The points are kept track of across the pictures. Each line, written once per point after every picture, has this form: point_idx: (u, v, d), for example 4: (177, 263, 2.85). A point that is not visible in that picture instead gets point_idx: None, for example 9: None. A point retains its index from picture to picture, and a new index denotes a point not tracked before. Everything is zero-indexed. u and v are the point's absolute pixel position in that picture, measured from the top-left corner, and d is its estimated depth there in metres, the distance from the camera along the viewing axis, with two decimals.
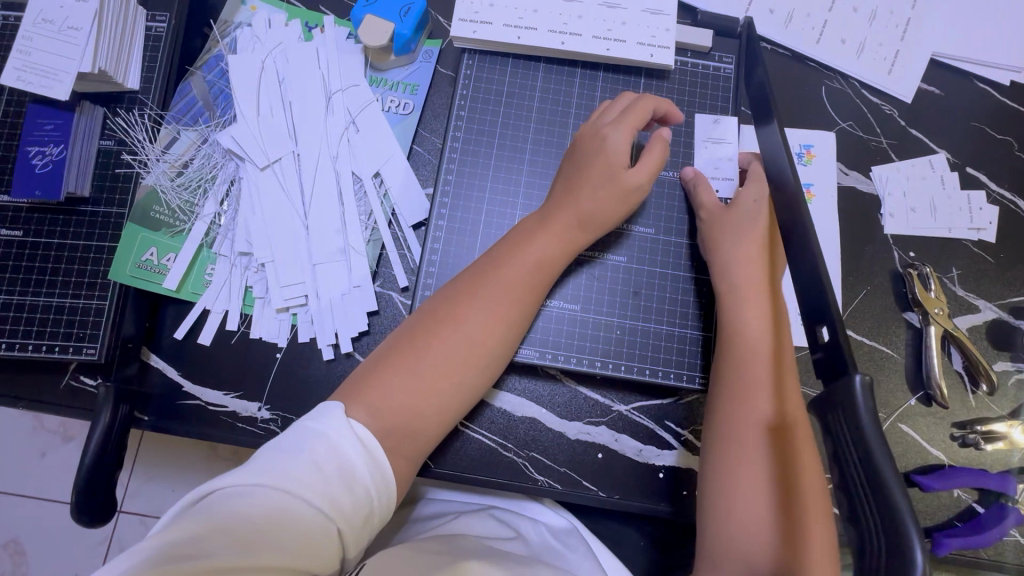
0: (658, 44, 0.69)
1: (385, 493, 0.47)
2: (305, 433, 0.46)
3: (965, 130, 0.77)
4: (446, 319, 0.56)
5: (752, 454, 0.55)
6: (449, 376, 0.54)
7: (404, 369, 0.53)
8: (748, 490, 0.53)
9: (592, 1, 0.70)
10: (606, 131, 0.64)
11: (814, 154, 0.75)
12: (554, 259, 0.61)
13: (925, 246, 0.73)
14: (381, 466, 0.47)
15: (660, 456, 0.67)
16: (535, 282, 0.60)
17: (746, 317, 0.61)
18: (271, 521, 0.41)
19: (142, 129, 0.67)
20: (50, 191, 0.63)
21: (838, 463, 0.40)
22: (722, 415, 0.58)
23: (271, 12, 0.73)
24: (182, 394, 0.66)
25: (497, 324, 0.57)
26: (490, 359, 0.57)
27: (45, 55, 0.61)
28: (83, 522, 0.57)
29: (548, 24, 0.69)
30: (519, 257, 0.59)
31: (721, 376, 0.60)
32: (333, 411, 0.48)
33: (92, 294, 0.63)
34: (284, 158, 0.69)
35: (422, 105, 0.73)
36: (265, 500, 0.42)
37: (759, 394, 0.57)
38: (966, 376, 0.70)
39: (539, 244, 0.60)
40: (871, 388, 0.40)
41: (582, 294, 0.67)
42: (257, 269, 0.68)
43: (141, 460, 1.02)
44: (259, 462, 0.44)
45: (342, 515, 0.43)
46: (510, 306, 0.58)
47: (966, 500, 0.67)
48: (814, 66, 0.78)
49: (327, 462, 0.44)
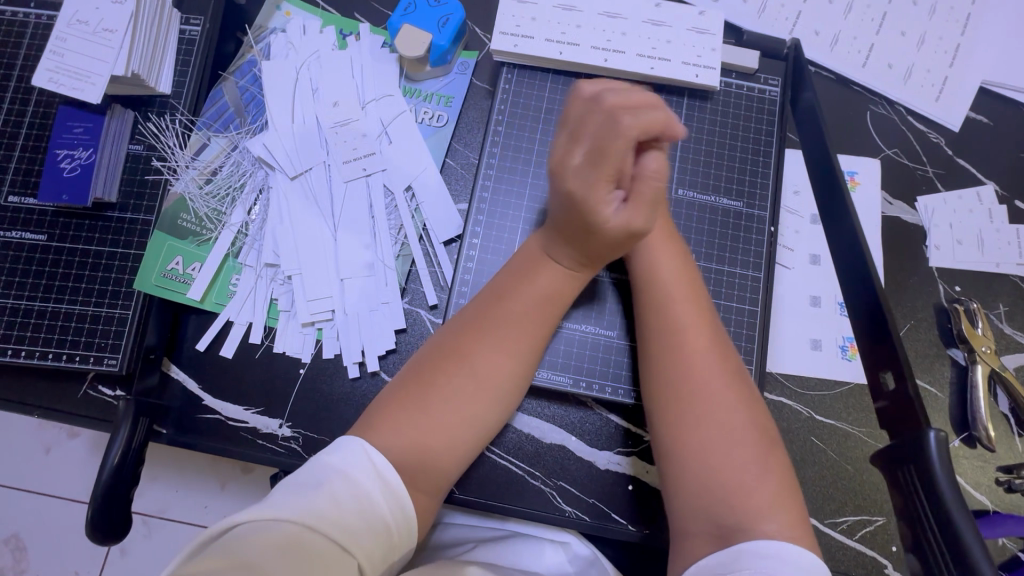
0: (703, 64, 0.68)
1: (406, 527, 0.45)
2: (319, 467, 0.44)
3: (1014, 163, 0.74)
4: (453, 355, 0.52)
5: (708, 400, 0.50)
6: (461, 416, 0.51)
7: (417, 411, 0.49)
8: (717, 439, 0.49)
9: (637, 17, 0.68)
10: (568, 183, 0.46)
11: (858, 181, 0.73)
12: (561, 291, 0.56)
13: (971, 281, 0.71)
14: (402, 498, 0.45)
15: (611, 461, 0.65)
16: (552, 298, 0.55)
17: (665, 251, 0.58)
18: (290, 555, 0.38)
19: (173, 134, 0.65)
20: (77, 195, 0.61)
21: (911, 525, 0.37)
22: (663, 351, 0.54)
23: (305, 19, 0.72)
24: (202, 408, 0.64)
25: (507, 360, 0.53)
26: (501, 392, 0.53)
27: (78, 56, 0.60)
28: (96, 540, 0.55)
29: (591, 39, 0.68)
30: (524, 292, 0.54)
31: (652, 311, 0.56)
32: (349, 445, 0.46)
33: (116, 304, 0.61)
34: (315, 168, 0.68)
35: (456, 119, 0.71)
36: (283, 533, 0.39)
37: (692, 323, 0.54)
38: (1012, 418, 0.67)
39: (542, 276, 0.55)
40: (949, 444, 0.37)
41: (595, 315, 0.65)
42: (284, 281, 0.66)
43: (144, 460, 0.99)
44: (272, 497, 0.41)
45: (362, 549, 0.41)
46: (520, 343, 0.53)
47: (1011, 548, 0.64)
48: (859, 91, 0.76)
49: (345, 495, 0.42)
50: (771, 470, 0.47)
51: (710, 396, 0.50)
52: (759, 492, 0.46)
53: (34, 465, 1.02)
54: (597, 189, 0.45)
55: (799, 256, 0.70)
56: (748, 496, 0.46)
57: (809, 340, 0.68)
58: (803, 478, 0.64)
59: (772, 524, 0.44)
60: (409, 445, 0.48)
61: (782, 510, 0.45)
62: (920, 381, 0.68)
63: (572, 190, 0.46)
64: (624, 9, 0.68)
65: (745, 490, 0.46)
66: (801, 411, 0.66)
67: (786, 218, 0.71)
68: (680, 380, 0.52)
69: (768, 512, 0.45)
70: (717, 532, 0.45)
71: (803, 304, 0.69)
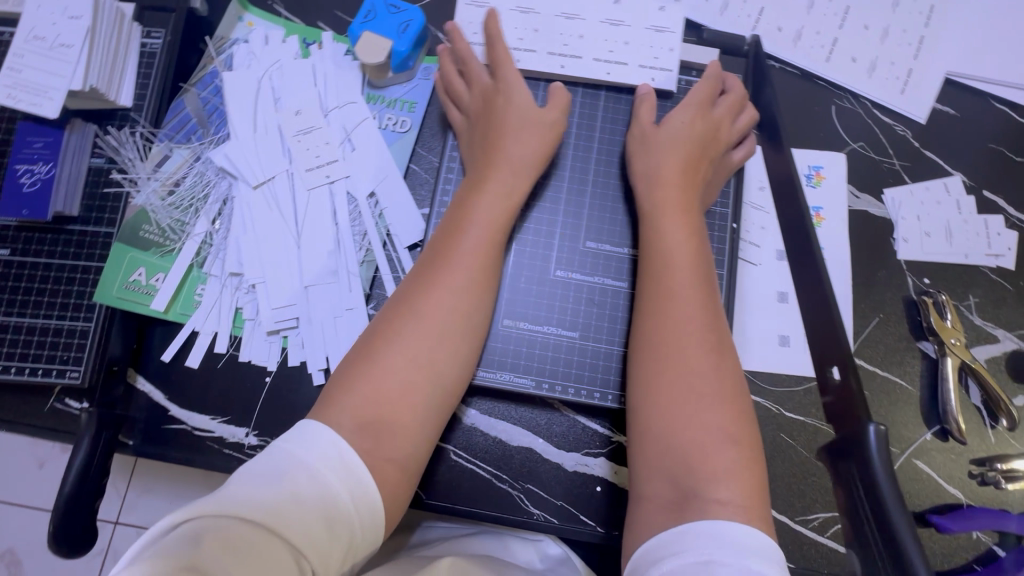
0: (659, 66, 0.68)
1: (370, 526, 0.44)
2: (283, 459, 0.43)
3: (982, 153, 0.74)
4: (407, 311, 0.52)
5: (682, 372, 0.52)
6: (424, 373, 0.51)
7: (376, 372, 0.49)
8: (686, 408, 0.51)
9: (594, 19, 0.69)
10: (502, 87, 0.63)
11: (824, 176, 0.73)
12: (500, 219, 0.58)
13: (940, 273, 0.71)
14: (367, 491, 0.44)
15: (590, 465, 0.64)
16: (494, 228, 0.58)
17: (671, 224, 0.59)
18: (238, 552, 0.37)
19: (133, 147, 0.66)
20: (38, 210, 0.62)
21: (855, 521, 0.37)
22: (649, 322, 0.56)
23: (268, 29, 0.72)
24: (168, 418, 0.64)
25: (462, 309, 0.54)
26: (460, 339, 0.54)
27: (37, 72, 0.61)
28: (61, 553, 0.55)
29: (549, 44, 0.68)
30: (467, 230, 0.57)
31: (651, 283, 0.58)
32: (314, 435, 0.45)
33: (78, 316, 0.61)
34: (278, 177, 0.68)
35: (420, 124, 0.71)
36: (233, 530, 0.38)
37: (683, 295, 0.56)
38: (984, 410, 0.67)
39: (479, 207, 0.58)
40: (888, 441, 0.37)
41: (557, 316, 0.65)
42: (248, 290, 0.66)
43: (139, 473, 0.99)
44: (230, 491, 0.41)
45: (316, 550, 0.40)
46: (478, 289, 0.55)
47: (986, 542, 0.64)
48: (823, 85, 0.76)
49: (303, 490, 0.41)
50: (734, 440, 0.49)
51: (683, 357, 0.53)
52: (719, 461, 0.48)
53: (17, 480, 1.02)
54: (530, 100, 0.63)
55: (766, 252, 0.70)
56: (705, 463, 0.48)
57: (777, 335, 0.68)
58: (772, 476, 0.64)
59: (725, 492, 0.46)
60: (372, 408, 0.48)
61: (738, 481, 0.47)
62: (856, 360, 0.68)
63: (514, 97, 0.63)
64: (581, 11, 0.69)
65: (705, 458, 0.48)
66: (769, 407, 0.65)
67: (751, 214, 0.71)
68: (661, 348, 0.54)
69: (723, 481, 0.47)
70: (673, 497, 0.48)
71: (770, 301, 0.69)
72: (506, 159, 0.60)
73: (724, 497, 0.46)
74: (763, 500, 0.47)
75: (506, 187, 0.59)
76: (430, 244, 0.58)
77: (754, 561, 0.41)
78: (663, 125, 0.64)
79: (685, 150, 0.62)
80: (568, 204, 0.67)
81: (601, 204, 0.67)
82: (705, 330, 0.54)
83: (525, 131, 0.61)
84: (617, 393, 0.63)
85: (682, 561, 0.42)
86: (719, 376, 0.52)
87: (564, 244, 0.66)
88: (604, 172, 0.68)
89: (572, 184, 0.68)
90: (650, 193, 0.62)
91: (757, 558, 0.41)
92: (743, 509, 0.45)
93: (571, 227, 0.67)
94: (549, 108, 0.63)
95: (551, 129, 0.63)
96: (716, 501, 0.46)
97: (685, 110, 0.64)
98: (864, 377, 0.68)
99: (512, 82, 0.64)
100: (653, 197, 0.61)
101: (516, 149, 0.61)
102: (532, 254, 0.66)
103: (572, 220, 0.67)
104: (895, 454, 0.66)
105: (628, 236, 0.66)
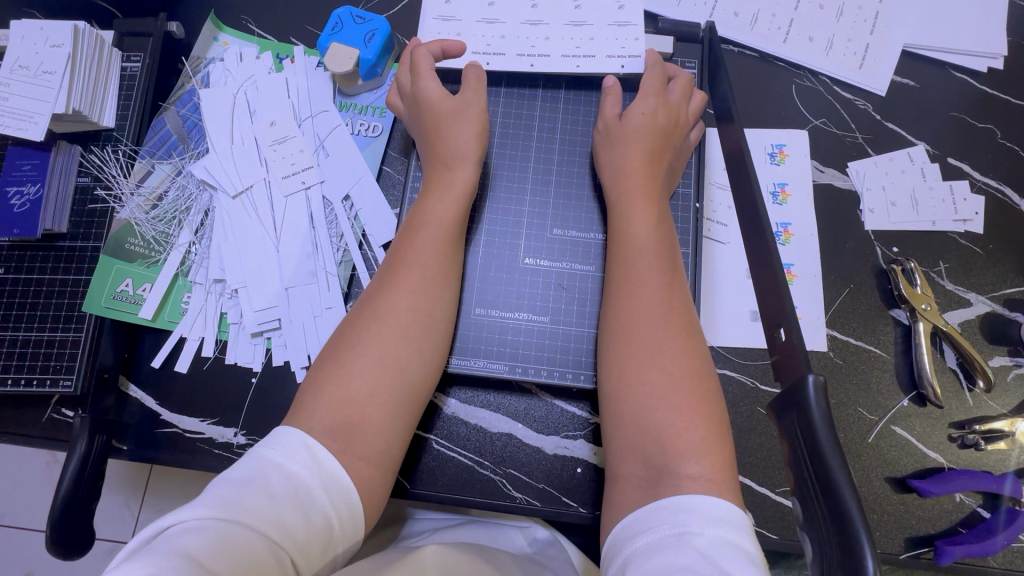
0: (628, 54, 0.69)
1: (348, 517, 0.46)
2: (259, 461, 0.45)
3: (945, 121, 0.75)
4: (370, 315, 0.55)
5: (644, 356, 0.54)
6: (390, 372, 0.53)
7: (342, 374, 0.51)
8: (647, 390, 0.52)
9: (559, 22, 0.71)
10: (417, 88, 0.64)
11: (787, 153, 0.74)
12: (453, 218, 0.61)
13: (909, 241, 0.71)
14: (339, 480, 0.46)
15: (571, 448, 0.65)
16: (448, 228, 0.60)
17: (637, 212, 0.61)
18: (221, 550, 0.38)
19: (117, 165, 0.70)
20: (28, 228, 0.67)
21: (797, 471, 0.40)
22: (612, 312, 0.58)
23: (242, 46, 0.76)
24: (159, 422, 0.66)
25: (420, 310, 0.56)
26: (423, 337, 0.56)
27: (23, 99, 0.66)
28: (58, 554, 0.58)
29: (517, 48, 0.71)
30: (422, 234, 0.59)
31: (616, 274, 0.59)
32: (287, 436, 0.47)
33: (70, 326, 0.66)
34: (256, 186, 0.71)
35: (390, 127, 0.73)
36: (213, 529, 0.39)
37: (643, 283, 0.57)
38: (961, 373, 0.67)
39: (434, 211, 0.60)
40: (827, 391, 0.40)
41: (528, 303, 0.66)
42: (231, 295, 0.69)
43: (151, 491, 1.00)
44: (210, 494, 0.42)
45: (295, 543, 0.42)
46: (435, 288, 0.58)
47: (970, 505, 0.64)
48: (783, 66, 0.77)
49: (281, 488, 0.43)
50: (700, 413, 0.50)
51: (640, 342, 0.54)
52: (690, 439, 0.48)
53: (19, 499, 1.04)
54: (442, 90, 0.64)
55: (733, 230, 0.71)
56: (676, 442, 0.48)
57: (748, 311, 0.68)
58: (749, 448, 0.64)
59: (696, 467, 0.47)
60: (338, 409, 0.50)
61: (707, 455, 0.48)
62: (830, 331, 0.69)
63: (428, 94, 0.64)
64: (545, 16, 0.71)
65: (676, 436, 0.49)
66: (745, 380, 0.66)
67: (716, 194, 0.73)
68: (622, 337, 0.56)
69: (693, 456, 0.47)
70: (648, 475, 0.48)
71: (739, 277, 0.70)
72: (461, 159, 0.63)
73: (697, 472, 0.46)
74: (733, 468, 0.48)
75: (463, 189, 0.62)
76: (389, 252, 0.60)
77: (729, 533, 0.41)
78: (625, 117, 0.64)
79: (648, 132, 0.63)
80: (534, 195, 0.69)
81: (566, 193, 0.70)
82: (667, 309, 0.56)
83: (461, 131, 0.63)
84: (591, 373, 0.64)
85: (659, 535, 0.42)
86: (679, 351, 0.53)
87: (532, 232, 0.68)
88: (567, 162, 0.70)
89: (537, 176, 0.70)
90: (614, 184, 0.64)
91: (728, 528, 0.41)
92: (714, 483, 0.46)
93: (538, 217, 0.69)
94: (462, 92, 0.65)
95: (473, 112, 0.64)
96: (689, 477, 0.47)
97: (644, 100, 0.64)
98: (839, 347, 0.68)
99: (416, 79, 0.64)
100: (617, 188, 0.63)
101: (464, 147, 0.63)
102: (501, 244, 0.68)
103: (538, 209, 0.69)
104: (873, 422, 0.66)
105: (594, 222, 0.68)
